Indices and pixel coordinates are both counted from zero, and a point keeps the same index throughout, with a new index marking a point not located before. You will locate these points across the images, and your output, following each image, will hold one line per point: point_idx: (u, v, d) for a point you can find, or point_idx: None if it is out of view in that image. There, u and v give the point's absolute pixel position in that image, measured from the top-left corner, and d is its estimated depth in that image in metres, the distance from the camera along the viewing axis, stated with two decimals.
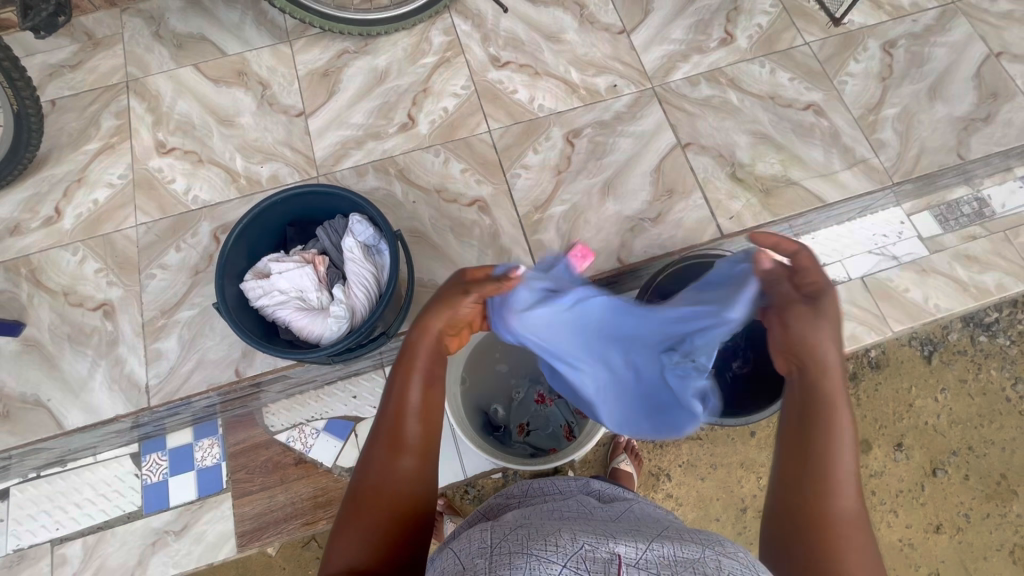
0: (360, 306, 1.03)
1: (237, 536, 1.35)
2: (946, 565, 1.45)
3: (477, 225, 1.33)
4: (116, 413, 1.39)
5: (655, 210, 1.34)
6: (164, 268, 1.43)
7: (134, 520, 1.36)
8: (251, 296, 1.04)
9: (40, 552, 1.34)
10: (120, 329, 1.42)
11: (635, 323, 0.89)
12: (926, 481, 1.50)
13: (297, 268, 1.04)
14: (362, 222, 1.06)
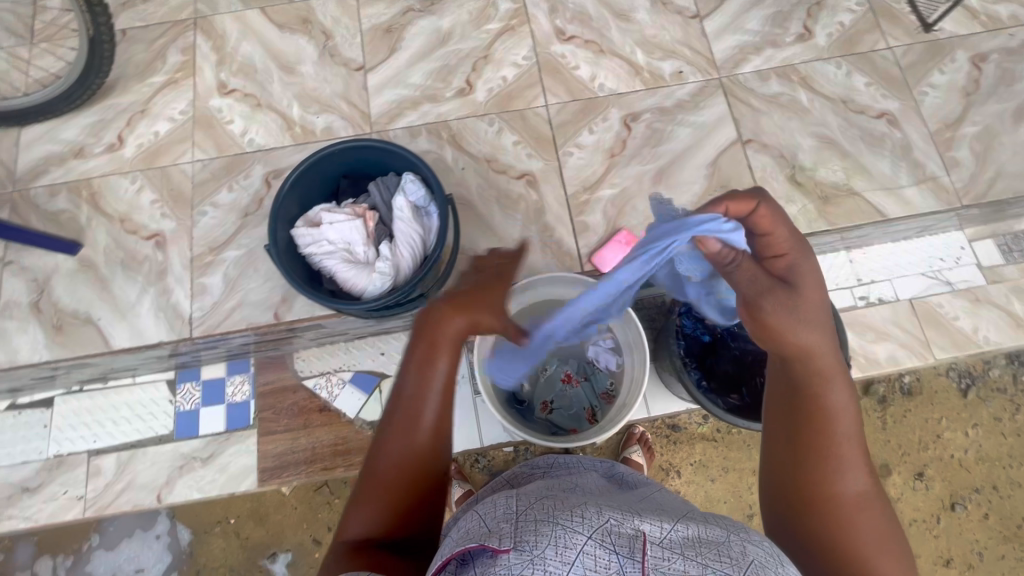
0: (404, 265, 1.05)
1: (259, 471, 1.41)
2: None
3: (524, 199, 1.32)
4: (160, 338, 1.45)
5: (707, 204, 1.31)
6: (216, 206, 1.47)
7: (165, 444, 1.43)
8: (300, 243, 1.05)
9: (78, 460, 1.43)
10: (170, 260, 1.47)
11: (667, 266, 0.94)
12: (944, 514, 1.43)
13: (347, 220, 1.05)
14: (415, 183, 1.06)
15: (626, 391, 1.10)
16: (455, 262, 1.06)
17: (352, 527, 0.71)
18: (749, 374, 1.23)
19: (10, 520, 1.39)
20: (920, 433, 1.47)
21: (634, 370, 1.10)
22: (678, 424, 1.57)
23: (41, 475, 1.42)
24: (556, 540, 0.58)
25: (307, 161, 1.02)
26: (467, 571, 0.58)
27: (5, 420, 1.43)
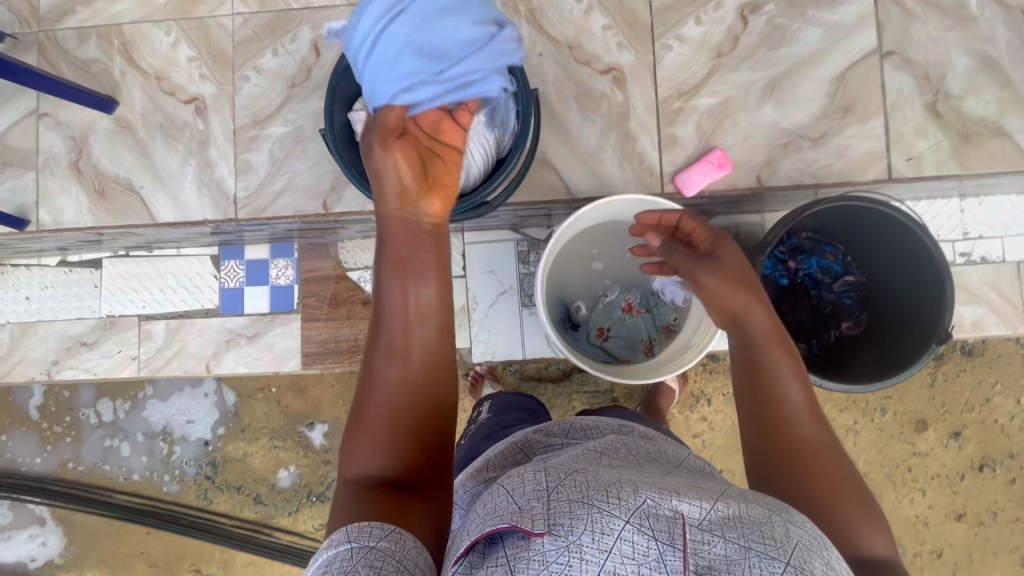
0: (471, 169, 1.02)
1: (303, 354, 1.42)
2: (953, 548, 1.57)
3: (606, 99, 1.13)
4: (205, 216, 1.34)
5: (820, 127, 1.11)
6: (260, 71, 1.32)
7: (212, 317, 1.45)
8: (361, 131, 0.99)
9: (129, 322, 1.46)
10: (211, 130, 1.33)
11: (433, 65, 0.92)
12: (970, 473, 1.57)
13: None
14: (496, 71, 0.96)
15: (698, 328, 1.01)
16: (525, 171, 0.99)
17: (357, 461, 0.70)
18: (824, 327, 1.14)
19: (73, 370, 1.47)
20: (968, 395, 1.56)
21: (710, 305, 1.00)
22: (717, 354, 1.53)
23: (96, 332, 1.47)
24: (592, 525, 0.52)
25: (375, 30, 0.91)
26: (496, 551, 0.53)
27: (57, 277, 1.47)
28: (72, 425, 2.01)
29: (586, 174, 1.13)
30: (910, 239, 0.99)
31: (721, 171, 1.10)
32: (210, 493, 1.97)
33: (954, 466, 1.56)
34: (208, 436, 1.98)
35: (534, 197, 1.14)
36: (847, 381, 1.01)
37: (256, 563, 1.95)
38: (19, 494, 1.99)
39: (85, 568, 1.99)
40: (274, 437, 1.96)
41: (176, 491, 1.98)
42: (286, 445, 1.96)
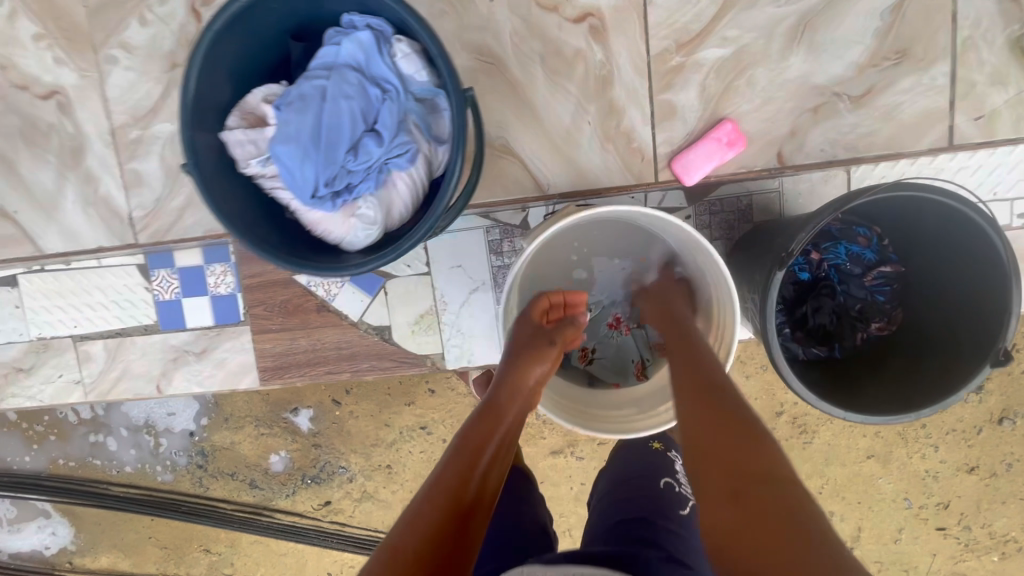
0: (402, 200, 0.75)
1: (260, 369, 1.28)
2: (959, 500, 1.40)
3: (583, 59, 0.89)
4: (100, 243, 1.24)
5: (864, 81, 0.90)
6: (129, 51, 1.14)
7: (153, 333, 1.29)
8: (234, 146, 0.72)
9: (64, 345, 1.31)
10: (83, 133, 1.18)
11: (328, 101, 0.71)
12: (988, 426, 1.37)
13: (312, 120, 0.70)
14: (406, 59, 0.72)
15: None
16: (478, 185, 0.70)
17: None
18: (849, 330, 0.96)
19: (17, 397, 1.35)
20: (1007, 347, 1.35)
21: (716, 324, 0.86)
22: None
23: (31, 357, 1.32)
24: None
25: (226, 13, 0.65)
26: None
27: None
28: (52, 424, 1.82)
29: (560, 161, 0.92)
30: (970, 232, 0.79)
31: (730, 150, 0.89)
32: (205, 481, 1.81)
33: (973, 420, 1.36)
34: (191, 427, 1.78)
35: (496, 194, 0.93)
36: (876, 405, 0.84)
37: (264, 542, 1.86)
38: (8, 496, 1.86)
39: (99, 554, 1.91)
40: (260, 424, 1.75)
41: (171, 480, 1.83)
42: (273, 432, 1.75)
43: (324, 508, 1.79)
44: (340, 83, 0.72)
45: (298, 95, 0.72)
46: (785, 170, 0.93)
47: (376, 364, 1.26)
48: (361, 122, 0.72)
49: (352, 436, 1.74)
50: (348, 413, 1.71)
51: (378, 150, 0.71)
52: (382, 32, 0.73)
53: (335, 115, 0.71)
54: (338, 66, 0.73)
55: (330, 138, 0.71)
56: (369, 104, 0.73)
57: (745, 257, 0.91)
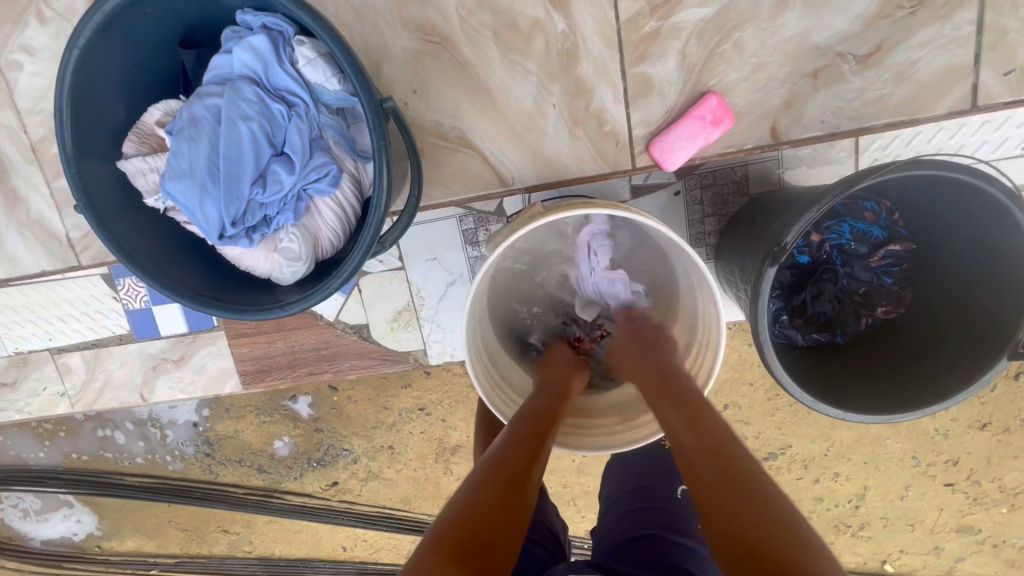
0: (329, 227, 0.70)
1: (240, 373, 1.24)
2: (970, 456, 1.35)
3: (542, 33, 0.81)
4: (41, 267, 1.16)
5: (872, 38, 0.79)
6: (31, 53, 0.99)
7: (128, 343, 1.24)
8: (133, 175, 0.68)
9: (42, 358, 1.27)
10: (3, 148, 1.06)
11: (224, 121, 0.65)
12: (1002, 382, 1.30)
13: (209, 143, 0.65)
14: (311, 66, 0.65)
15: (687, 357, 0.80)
16: (421, 199, 0.70)
17: None
18: (852, 315, 0.88)
19: (6, 412, 1.33)
20: None
21: (702, 324, 0.78)
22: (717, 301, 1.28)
23: (12, 371, 1.29)
24: None
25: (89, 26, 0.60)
26: None
27: None
28: (60, 420, 1.63)
29: (523, 149, 0.85)
30: (991, 211, 0.70)
31: (716, 130, 0.81)
32: (214, 468, 1.63)
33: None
34: (195, 418, 1.59)
35: (455, 191, 0.88)
36: (879, 399, 0.78)
37: (277, 520, 1.68)
38: (7, 486, 1.69)
39: (126, 536, 1.76)
40: (259, 411, 1.56)
41: (181, 469, 1.64)
42: (274, 419, 1.57)
43: (332, 488, 1.62)
44: (236, 99, 0.65)
45: (191, 116, 0.65)
46: (782, 144, 0.84)
47: (357, 363, 1.20)
48: (267, 141, 0.66)
49: (353, 420, 1.55)
50: (347, 397, 1.53)
51: (290, 178, 0.66)
52: (281, 34, 0.66)
53: (234, 136, 0.65)
54: (234, 79, 0.67)
55: (231, 161, 0.65)
56: (272, 120, 0.66)
57: (737, 242, 0.83)
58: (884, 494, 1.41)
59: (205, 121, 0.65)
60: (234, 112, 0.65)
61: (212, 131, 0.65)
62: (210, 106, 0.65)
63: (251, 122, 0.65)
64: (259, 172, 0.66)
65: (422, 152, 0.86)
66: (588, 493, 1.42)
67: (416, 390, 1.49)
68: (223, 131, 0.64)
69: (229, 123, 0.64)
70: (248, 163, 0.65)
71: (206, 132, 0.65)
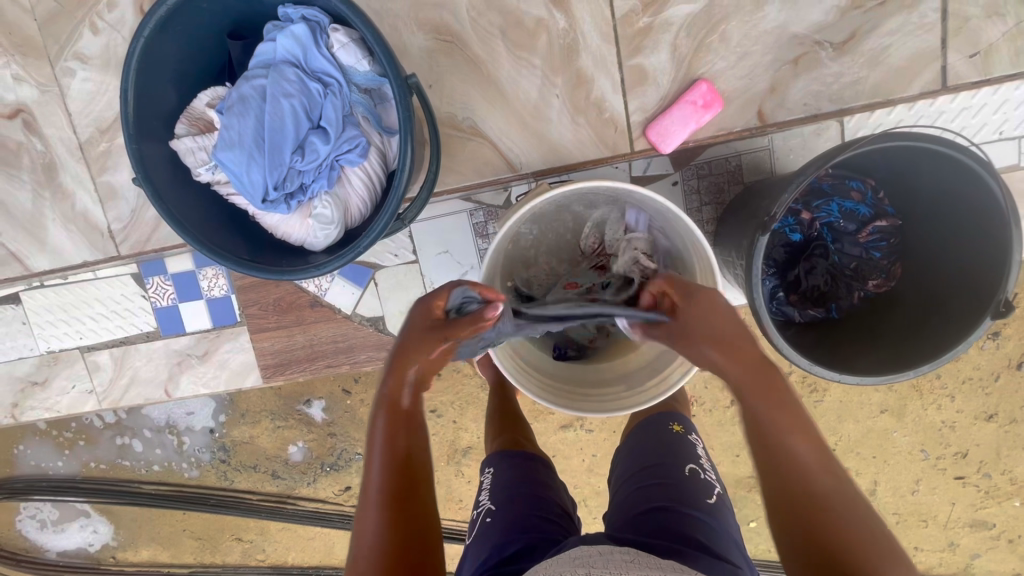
0: (357, 196, 0.77)
1: (261, 368, 1.29)
2: (978, 448, 1.36)
3: (545, 29, 0.88)
4: (82, 261, 1.23)
5: (846, 26, 0.86)
6: (84, 61, 1.09)
7: (155, 340, 1.29)
8: (183, 153, 0.75)
9: (73, 357, 1.33)
10: (53, 151, 1.15)
11: (269, 94, 0.72)
12: (1005, 372, 1.32)
13: (256, 117, 0.72)
14: (345, 50, 0.73)
15: None
16: (437, 178, 0.77)
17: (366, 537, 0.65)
18: (844, 289, 0.92)
19: (36, 410, 1.38)
20: None
21: None
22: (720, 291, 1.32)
23: (43, 370, 1.35)
24: None
25: (153, 19, 0.67)
26: None
27: None
28: (81, 428, 1.68)
29: (529, 135, 0.92)
30: (966, 178, 0.75)
31: (707, 113, 0.87)
32: (229, 474, 1.66)
33: (989, 366, 1.30)
34: (212, 424, 1.63)
35: (466, 177, 0.94)
36: (873, 364, 0.81)
37: (291, 527, 1.71)
38: (28, 495, 1.73)
39: (141, 546, 1.79)
40: (275, 416, 1.60)
41: (197, 476, 1.68)
42: (289, 424, 1.61)
43: (346, 493, 1.65)
44: (282, 77, 0.73)
45: (241, 90, 0.73)
46: (769, 128, 0.90)
47: (373, 355, 1.25)
48: (306, 115, 0.73)
49: (367, 423, 1.58)
50: (360, 400, 1.57)
51: (326, 148, 0.73)
52: (318, 23, 0.74)
53: (277, 108, 0.72)
54: (277, 63, 0.74)
55: (273, 133, 0.72)
56: (312, 97, 0.74)
57: (734, 222, 0.89)
58: (895, 488, 1.42)
59: (254, 93, 0.73)
60: (278, 87, 0.72)
61: (258, 103, 0.72)
62: (260, 82, 0.73)
63: (293, 96, 0.73)
64: (298, 142, 0.73)
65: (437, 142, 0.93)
66: (599, 491, 1.44)
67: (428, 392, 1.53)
68: (268, 104, 0.72)
69: (272, 97, 0.72)
70: (289, 134, 0.72)
71: (253, 104, 0.72)
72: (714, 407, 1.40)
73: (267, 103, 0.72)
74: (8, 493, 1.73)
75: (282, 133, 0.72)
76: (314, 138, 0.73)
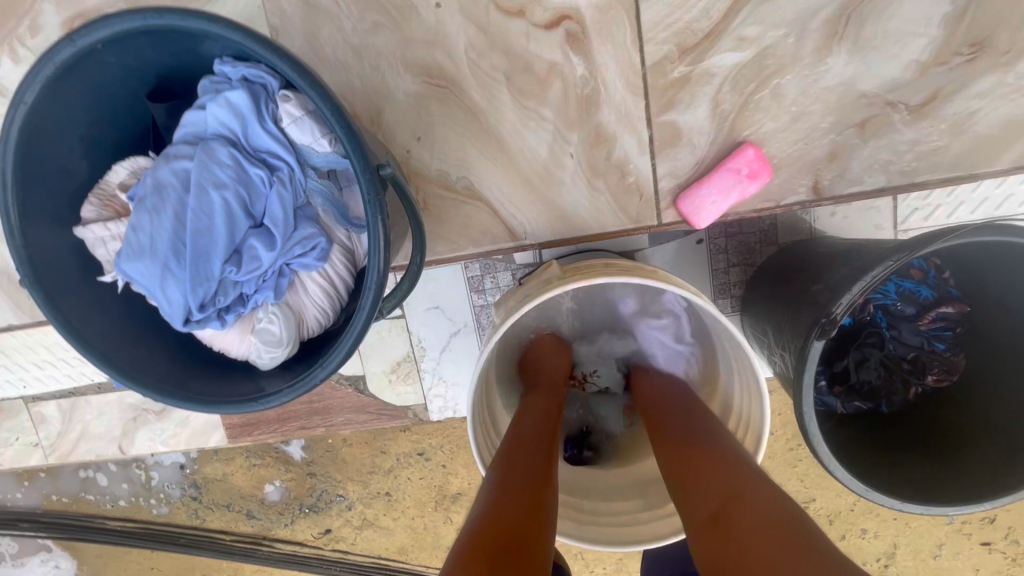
0: (313, 303, 0.64)
1: (226, 427, 1.15)
2: (1011, 514, 1.25)
3: (559, 75, 0.74)
4: (9, 321, 1.09)
5: (921, 85, 0.72)
6: (3, 91, 0.88)
7: (107, 392, 1.16)
8: (91, 241, 0.63)
9: (15, 408, 1.19)
10: None
11: (191, 186, 0.58)
12: None
13: (175, 216, 0.58)
14: (296, 126, 0.59)
15: (722, 435, 0.72)
16: (424, 264, 0.64)
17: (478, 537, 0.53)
18: (899, 386, 0.79)
19: None
20: None
21: (740, 397, 0.70)
22: None
23: None
24: None
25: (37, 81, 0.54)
26: None
27: None
28: None
29: (536, 201, 0.78)
30: None
31: (751, 184, 0.73)
32: (200, 512, 1.52)
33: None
34: (182, 458, 1.49)
35: (462, 247, 0.80)
36: (934, 486, 0.68)
37: (268, 571, 1.56)
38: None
39: None
40: (250, 453, 1.46)
41: (166, 512, 1.53)
42: (265, 462, 1.47)
43: (325, 536, 1.51)
44: (209, 163, 0.59)
45: (155, 179, 0.59)
46: (824, 201, 0.76)
47: (353, 417, 1.12)
48: (240, 211, 0.60)
49: (348, 464, 1.45)
50: (342, 440, 1.43)
51: (271, 255, 0.60)
52: (264, 88, 0.61)
53: (203, 203, 0.58)
54: (209, 140, 0.60)
55: (198, 234, 0.58)
56: (249, 188, 0.60)
57: (771, 303, 0.75)
58: (918, 554, 1.30)
59: (175, 182, 0.59)
60: (203, 178, 0.58)
61: (178, 197, 0.59)
62: (179, 169, 0.59)
63: (223, 188, 0.59)
64: (231, 245, 0.60)
65: (427, 205, 0.79)
66: (599, 550, 1.32)
67: (416, 434, 1.39)
68: (191, 198, 0.58)
69: (195, 189, 0.58)
70: (221, 234, 0.59)
71: (173, 200, 0.58)
72: None
73: (188, 198, 0.58)
74: None
75: (210, 234, 0.58)
76: (255, 239, 0.60)
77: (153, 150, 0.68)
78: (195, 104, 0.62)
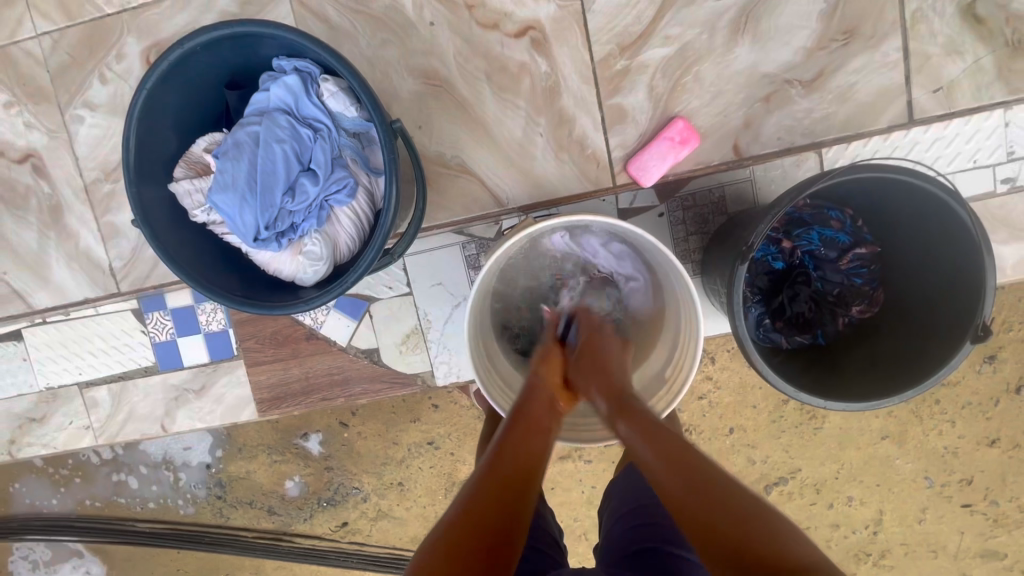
0: (346, 233, 0.82)
1: (257, 402, 1.29)
2: (983, 474, 1.33)
3: (528, 72, 0.93)
4: (86, 296, 1.26)
5: (814, 65, 0.90)
6: (93, 108, 1.13)
7: (153, 374, 1.30)
8: (180, 197, 0.81)
9: (71, 393, 1.33)
10: (59, 192, 1.19)
11: (260, 138, 0.77)
12: (1004, 396, 1.30)
13: (248, 160, 0.77)
14: (333, 98, 0.78)
15: (676, 350, 0.86)
16: (425, 212, 0.81)
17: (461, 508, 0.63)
18: (828, 315, 0.94)
19: (32, 447, 1.38)
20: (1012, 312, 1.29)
21: (684, 318, 0.85)
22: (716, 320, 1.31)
23: (41, 407, 1.35)
24: None
25: (153, 76, 0.73)
26: None
27: None
28: (77, 465, 1.66)
29: (515, 172, 0.96)
30: (936, 204, 0.77)
31: (684, 148, 0.91)
32: (225, 511, 1.63)
33: (987, 389, 1.29)
34: (208, 459, 1.61)
35: (456, 212, 0.97)
36: (858, 390, 0.82)
37: (287, 567, 1.66)
38: (21, 535, 1.70)
39: None
40: (271, 450, 1.58)
41: (193, 513, 1.64)
42: (285, 458, 1.58)
43: (342, 529, 1.61)
44: (274, 123, 0.78)
45: (234, 136, 0.78)
46: (747, 160, 0.93)
47: (368, 387, 1.26)
48: (294, 157, 0.78)
49: (363, 457, 1.56)
50: (357, 432, 1.55)
51: (316, 189, 0.78)
52: (309, 74, 0.79)
53: (269, 152, 0.77)
54: (270, 111, 0.79)
55: (267, 173, 0.77)
56: (301, 141, 0.79)
57: (720, 243, 0.91)
58: (900, 517, 1.37)
59: (248, 136, 0.78)
60: (270, 133, 0.78)
61: (251, 147, 0.78)
62: (252, 127, 0.79)
63: (283, 140, 0.78)
64: (287, 183, 0.78)
65: (427, 180, 0.97)
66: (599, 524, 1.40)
67: (425, 423, 1.51)
68: (261, 147, 0.77)
69: (263, 141, 0.77)
70: (280, 175, 0.77)
71: (246, 149, 0.77)
72: (713, 438, 1.37)
73: (258, 148, 0.77)
74: (3, 533, 1.71)
75: (273, 175, 0.77)
76: (305, 178, 0.79)
77: (225, 126, 0.86)
78: (258, 89, 0.81)
